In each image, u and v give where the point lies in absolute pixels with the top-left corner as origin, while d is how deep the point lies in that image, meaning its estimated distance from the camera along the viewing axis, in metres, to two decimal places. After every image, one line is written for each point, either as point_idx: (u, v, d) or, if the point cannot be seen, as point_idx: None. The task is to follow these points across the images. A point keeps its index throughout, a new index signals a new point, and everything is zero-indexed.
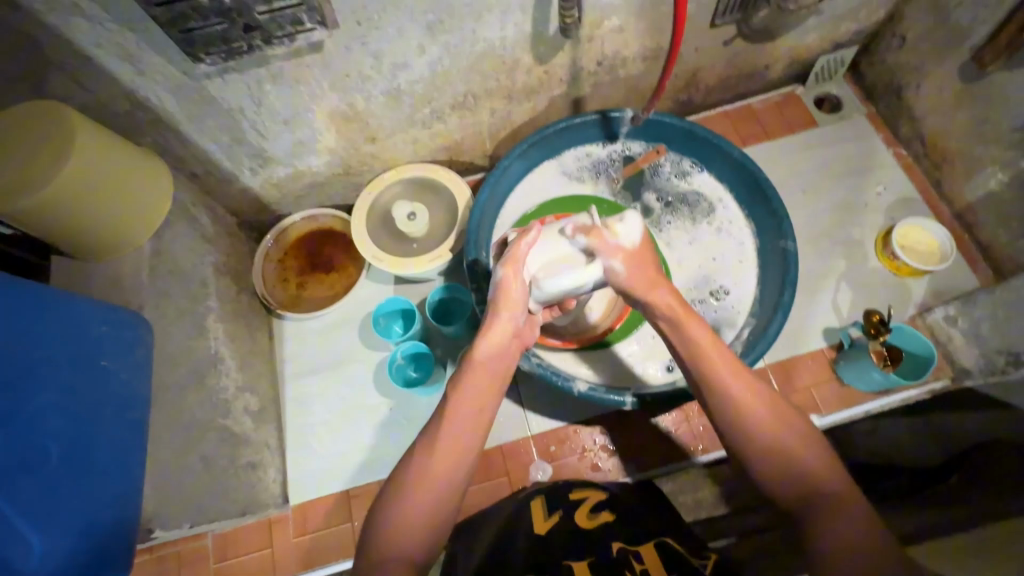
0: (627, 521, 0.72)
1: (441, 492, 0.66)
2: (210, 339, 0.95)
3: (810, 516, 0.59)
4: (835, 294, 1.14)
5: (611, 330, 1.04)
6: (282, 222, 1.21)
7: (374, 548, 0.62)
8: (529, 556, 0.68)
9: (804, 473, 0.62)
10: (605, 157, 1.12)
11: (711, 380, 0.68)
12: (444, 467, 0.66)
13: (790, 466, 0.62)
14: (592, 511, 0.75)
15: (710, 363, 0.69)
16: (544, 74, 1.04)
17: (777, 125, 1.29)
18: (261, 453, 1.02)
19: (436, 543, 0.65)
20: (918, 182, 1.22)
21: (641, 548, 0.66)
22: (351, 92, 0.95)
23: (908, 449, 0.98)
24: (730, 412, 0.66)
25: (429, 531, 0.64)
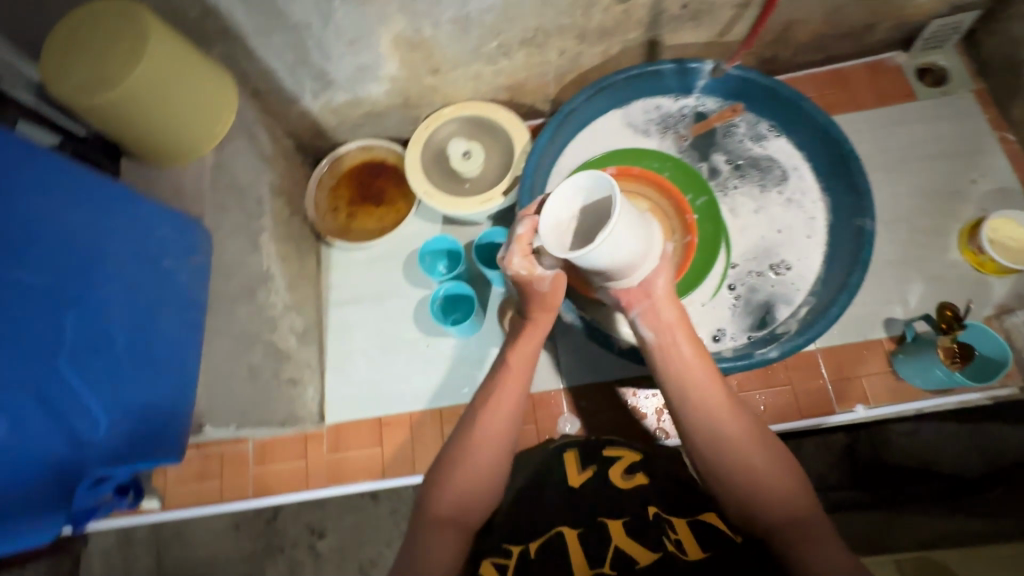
0: (662, 482, 0.74)
1: (500, 449, 0.70)
2: (262, 256, 0.97)
3: (789, 542, 0.59)
4: (905, 284, 1.06)
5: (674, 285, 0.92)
6: (337, 151, 1.22)
7: (430, 510, 0.66)
8: (567, 512, 0.71)
9: (772, 491, 0.63)
10: (676, 111, 1.05)
11: (683, 390, 0.71)
12: (500, 422, 0.71)
13: (773, 494, 0.63)
14: (628, 468, 0.76)
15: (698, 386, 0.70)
16: (623, 13, 0.97)
17: (868, 94, 1.18)
18: (303, 371, 1.07)
19: (497, 491, 0.70)
20: (1020, 173, 1.10)
21: (676, 517, 0.69)
22: (420, 17, 0.92)
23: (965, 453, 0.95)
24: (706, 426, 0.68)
25: (485, 492, 0.68)
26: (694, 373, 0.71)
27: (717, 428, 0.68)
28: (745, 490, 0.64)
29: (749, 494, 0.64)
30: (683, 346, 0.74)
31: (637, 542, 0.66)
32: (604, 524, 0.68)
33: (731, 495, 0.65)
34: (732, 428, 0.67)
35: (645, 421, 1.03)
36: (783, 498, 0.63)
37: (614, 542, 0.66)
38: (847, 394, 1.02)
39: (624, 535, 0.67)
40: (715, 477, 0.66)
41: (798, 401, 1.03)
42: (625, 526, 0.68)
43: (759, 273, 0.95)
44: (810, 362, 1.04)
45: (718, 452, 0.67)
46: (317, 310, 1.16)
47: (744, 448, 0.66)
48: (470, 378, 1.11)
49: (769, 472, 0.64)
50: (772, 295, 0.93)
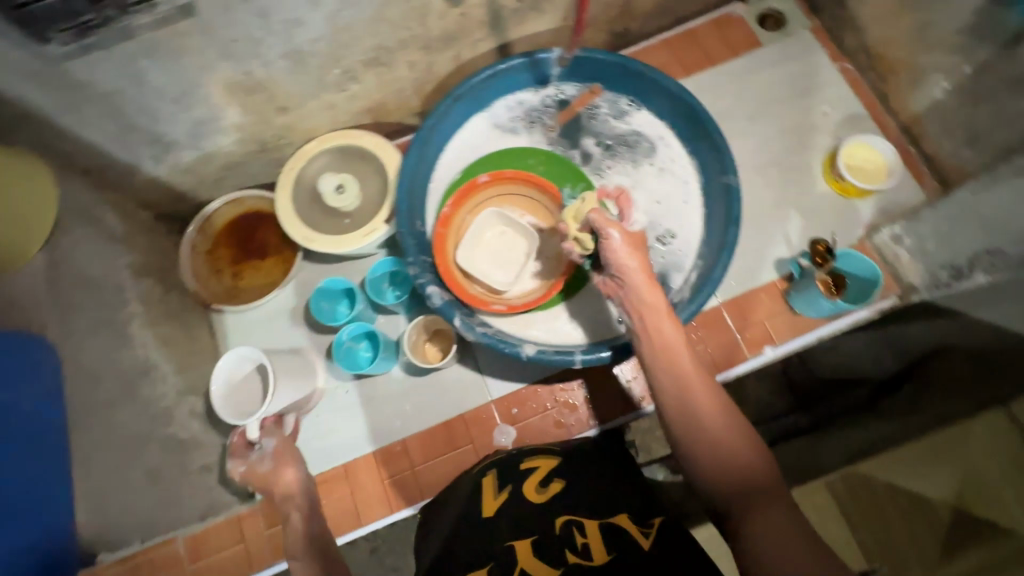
0: (573, 488, 0.77)
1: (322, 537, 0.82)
2: (137, 347, 0.89)
3: (750, 513, 0.58)
4: (785, 224, 1.12)
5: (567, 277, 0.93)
6: (204, 210, 1.13)
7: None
8: (482, 543, 0.73)
9: (740, 466, 0.62)
10: (539, 104, 1.04)
11: (665, 360, 0.70)
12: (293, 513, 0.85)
13: (741, 469, 0.61)
14: (542, 483, 0.79)
15: (681, 361, 0.69)
16: (461, 17, 0.94)
17: (719, 49, 1.22)
18: (217, 453, 1.00)
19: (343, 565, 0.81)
20: (864, 98, 1.18)
21: (584, 521, 0.72)
22: (246, 60, 0.85)
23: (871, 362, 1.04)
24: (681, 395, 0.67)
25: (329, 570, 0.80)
26: (673, 344, 0.71)
27: (696, 408, 0.66)
28: (716, 459, 0.62)
29: (721, 466, 0.62)
30: (665, 322, 0.73)
31: (544, 557, 0.69)
32: (513, 546, 0.71)
33: (702, 462, 0.63)
34: (703, 400, 0.66)
35: (577, 411, 1.04)
36: (748, 472, 0.61)
37: (521, 563, 0.68)
38: (755, 340, 1.07)
39: (531, 553, 0.69)
40: (687, 441, 0.65)
41: (713, 356, 1.06)
42: (534, 544, 0.70)
43: (648, 247, 0.97)
44: (715, 317, 1.08)
45: (692, 416, 0.65)
46: None
47: (716, 419, 0.65)
48: (398, 413, 1.07)
49: (738, 444, 0.63)
50: (664, 266, 0.96)
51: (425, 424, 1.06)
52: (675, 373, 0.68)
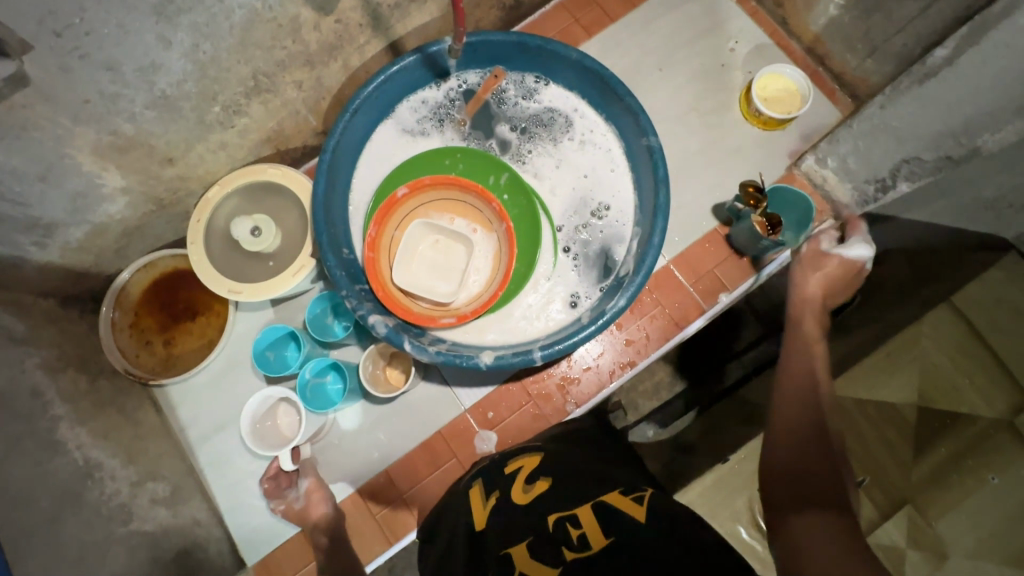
0: (563, 482, 0.73)
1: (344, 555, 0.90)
2: (71, 452, 0.82)
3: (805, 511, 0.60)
4: (715, 168, 1.12)
5: (512, 271, 0.89)
6: (115, 283, 1.04)
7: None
8: (471, 558, 0.67)
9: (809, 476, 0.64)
10: (443, 99, 0.99)
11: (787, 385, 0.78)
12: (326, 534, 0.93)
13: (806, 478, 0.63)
14: (527, 483, 0.75)
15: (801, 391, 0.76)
16: (337, 24, 0.87)
17: (616, 2, 1.19)
18: (193, 534, 0.94)
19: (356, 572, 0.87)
20: (765, 25, 1.17)
21: (577, 511, 0.67)
22: (107, 117, 0.77)
23: None
24: (786, 410, 0.74)
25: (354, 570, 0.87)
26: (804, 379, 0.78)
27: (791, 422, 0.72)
28: (797, 457, 0.67)
29: (798, 466, 0.66)
30: (802, 349, 0.82)
31: (541, 559, 0.62)
32: (508, 555, 0.64)
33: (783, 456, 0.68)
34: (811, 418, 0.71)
35: (552, 400, 1.03)
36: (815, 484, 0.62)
37: (519, 568, 0.62)
38: (710, 290, 1.07)
39: (527, 555, 0.63)
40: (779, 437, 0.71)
41: (671, 315, 1.06)
42: (529, 546, 0.64)
43: (585, 225, 0.95)
44: (665, 276, 1.07)
45: (795, 420, 0.72)
46: (181, 459, 1.02)
47: (809, 430, 0.70)
48: (373, 446, 1.03)
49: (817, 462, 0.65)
50: (605, 240, 0.94)
51: (404, 450, 1.03)
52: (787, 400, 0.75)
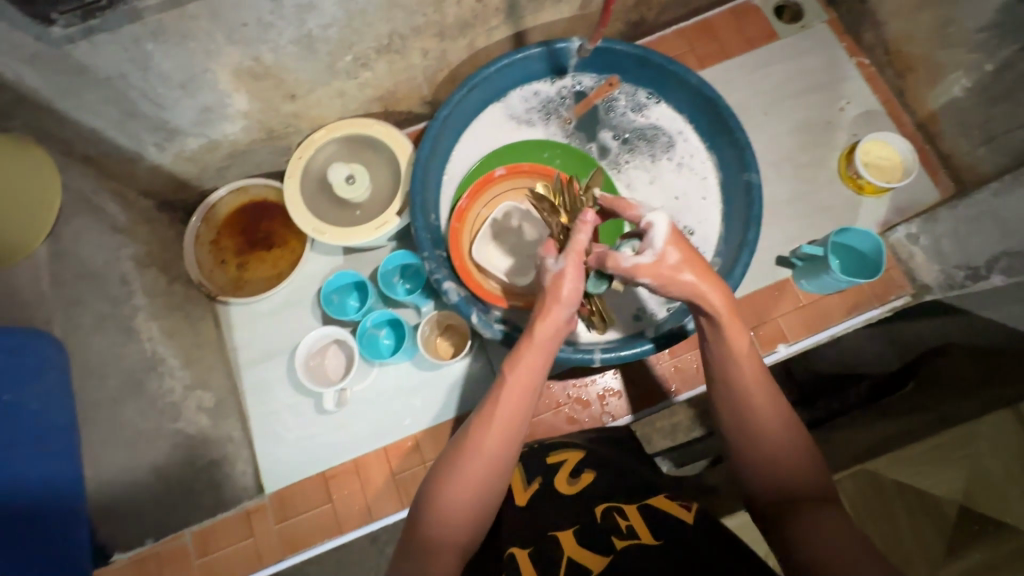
0: (606, 480, 0.75)
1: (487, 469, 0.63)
2: (143, 342, 0.87)
3: (790, 516, 0.58)
4: (797, 220, 1.11)
5: None
6: (208, 200, 1.10)
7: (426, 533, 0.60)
8: (519, 530, 0.69)
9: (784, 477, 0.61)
10: (555, 94, 1.01)
11: (723, 382, 0.68)
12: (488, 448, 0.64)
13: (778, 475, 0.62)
14: (572, 475, 0.77)
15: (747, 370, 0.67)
16: (477, 4, 0.91)
17: (734, 40, 1.21)
18: (225, 448, 0.98)
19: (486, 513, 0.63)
20: (880, 93, 1.17)
21: (625, 506, 0.69)
22: (256, 45, 0.82)
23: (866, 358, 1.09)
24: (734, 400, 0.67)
25: (475, 503, 0.62)
26: (746, 356, 0.68)
27: (752, 415, 0.65)
28: (768, 459, 0.63)
29: (773, 468, 0.62)
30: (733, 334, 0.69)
31: (589, 547, 0.63)
32: (554, 536, 0.66)
33: (763, 457, 0.63)
34: (767, 413, 0.65)
35: (589, 407, 1.04)
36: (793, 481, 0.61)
37: (566, 552, 0.64)
38: (770, 337, 1.06)
39: (574, 542, 0.65)
40: (740, 433, 0.66)
41: None
42: (576, 534, 0.66)
43: None
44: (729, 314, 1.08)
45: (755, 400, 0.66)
46: (227, 377, 1.06)
47: (784, 415, 0.65)
48: (409, 409, 1.05)
49: (782, 456, 0.63)
50: None
51: (437, 419, 1.04)
52: (734, 397, 0.67)
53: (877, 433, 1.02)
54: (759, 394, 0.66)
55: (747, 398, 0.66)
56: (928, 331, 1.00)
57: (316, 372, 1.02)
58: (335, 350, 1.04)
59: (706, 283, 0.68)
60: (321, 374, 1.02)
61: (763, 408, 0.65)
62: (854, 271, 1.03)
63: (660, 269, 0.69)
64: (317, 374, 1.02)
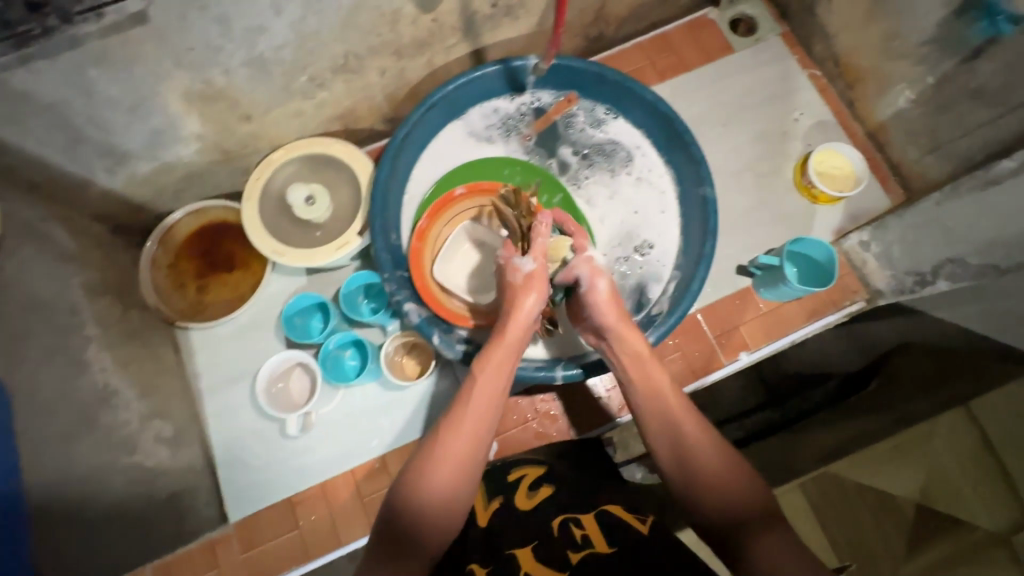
0: (565, 497, 0.75)
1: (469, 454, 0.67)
2: (94, 374, 0.84)
3: (745, 543, 0.58)
4: (756, 229, 1.14)
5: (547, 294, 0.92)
6: (164, 222, 1.07)
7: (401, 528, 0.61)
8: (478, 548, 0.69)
9: (732, 509, 0.61)
10: (514, 111, 1.02)
11: (655, 423, 0.71)
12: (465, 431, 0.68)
13: (725, 504, 0.62)
14: (531, 490, 0.77)
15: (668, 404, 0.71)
16: (433, 23, 0.91)
17: (692, 53, 1.23)
18: (185, 479, 0.95)
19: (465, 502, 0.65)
20: (832, 104, 1.20)
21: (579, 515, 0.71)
22: (205, 68, 0.80)
23: (834, 359, 1.10)
24: (665, 439, 0.69)
25: (456, 490, 0.64)
26: (669, 389, 0.73)
27: (688, 451, 0.67)
28: (710, 494, 0.63)
29: (717, 500, 0.62)
30: (648, 364, 0.77)
31: (548, 564, 0.65)
32: (514, 555, 0.66)
33: (700, 491, 0.64)
34: (698, 444, 0.67)
35: (557, 421, 1.05)
36: (738, 508, 0.61)
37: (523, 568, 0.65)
38: (732, 346, 1.08)
39: (533, 559, 0.66)
40: (677, 467, 0.67)
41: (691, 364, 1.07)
42: (534, 550, 0.67)
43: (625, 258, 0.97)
44: (692, 324, 1.09)
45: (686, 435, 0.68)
46: (188, 404, 1.03)
47: (711, 446, 0.67)
48: (376, 431, 1.04)
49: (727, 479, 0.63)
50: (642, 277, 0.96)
51: (404, 440, 1.03)
52: (667, 439, 0.69)
53: (857, 427, 1.00)
54: (692, 428, 0.68)
55: (681, 431, 0.69)
56: (891, 335, 1.03)
57: (279, 398, 1.00)
58: (297, 374, 1.01)
59: (621, 324, 0.80)
60: (281, 400, 1.00)
61: (691, 437, 0.68)
62: (805, 278, 1.07)
63: (603, 285, 0.82)
64: (279, 400, 1.00)
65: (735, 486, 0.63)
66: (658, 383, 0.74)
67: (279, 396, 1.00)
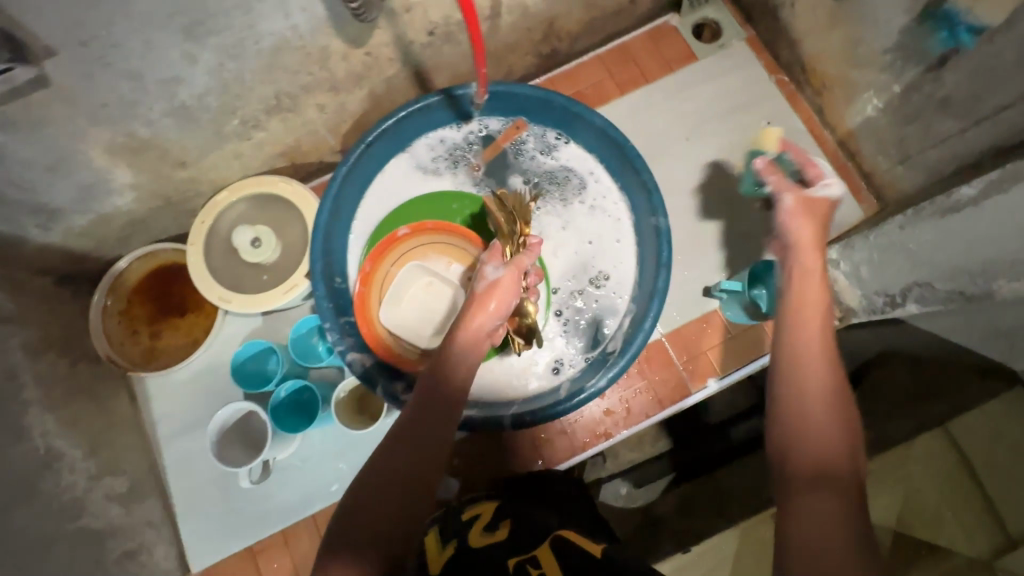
0: (522, 535, 0.76)
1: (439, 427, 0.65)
2: (35, 439, 0.82)
3: (828, 493, 0.51)
4: (723, 248, 1.09)
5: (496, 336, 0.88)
6: (114, 269, 1.06)
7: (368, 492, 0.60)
8: None
9: (822, 461, 0.54)
10: (461, 140, 0.98)
11: (787, 351, 0.61)
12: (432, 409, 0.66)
13: (815, 454, 0.54)
14: (484, 530, 0.78)
15: (802, 347, 0.61)
16: (366, 57, 0.87)
17: (653, 64, 1.18)
18: (141, 534, 0.94)
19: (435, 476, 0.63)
20: (801, 112, 1.15)
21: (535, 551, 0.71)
22: (124, 122, 0.77)
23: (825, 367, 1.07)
24: (788, 365, 0.60)
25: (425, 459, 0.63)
26: (820, 335, 0.62)
27: (801, 384, 0.58)
28: (814, 435, 0.55)
29: (822, 444, 0.54)
30: (806, 313, 0.65)
31: None
32: None
33: (809, 423, 0.56)
34: (815, 386, 0.58)
35: (521, 456, 1.03)
36: (822, 463, 0.53)
37: None
38: (699, 372, 1.05)
39: None
40: (791, 390, 0.58)
41: (658, 394, 1.04)
42: None
43: (580, 291, 0.94)
44: (657, 350, 1.06)
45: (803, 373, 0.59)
46: (144, 454, 1.02)
47: (832, 394, 0.57)
48: (335, 474, 1.02)
49: (831, 435, 0.55)
50: (597, 310, 0.93)
51: None
52: (789, 377, 0.60)
53: None
54: (816, 373, 0.59)
55: (804, 365, 0.60)
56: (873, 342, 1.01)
57: (234, 446, 0.96)
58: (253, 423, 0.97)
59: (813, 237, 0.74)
60: (234, 451, 0.96)
61: (811, 383, 0.58)
62: None
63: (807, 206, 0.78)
64: (235, 450, 0.96)
65: (835, 441, 0.55)
66: (805, 327, 0.63)
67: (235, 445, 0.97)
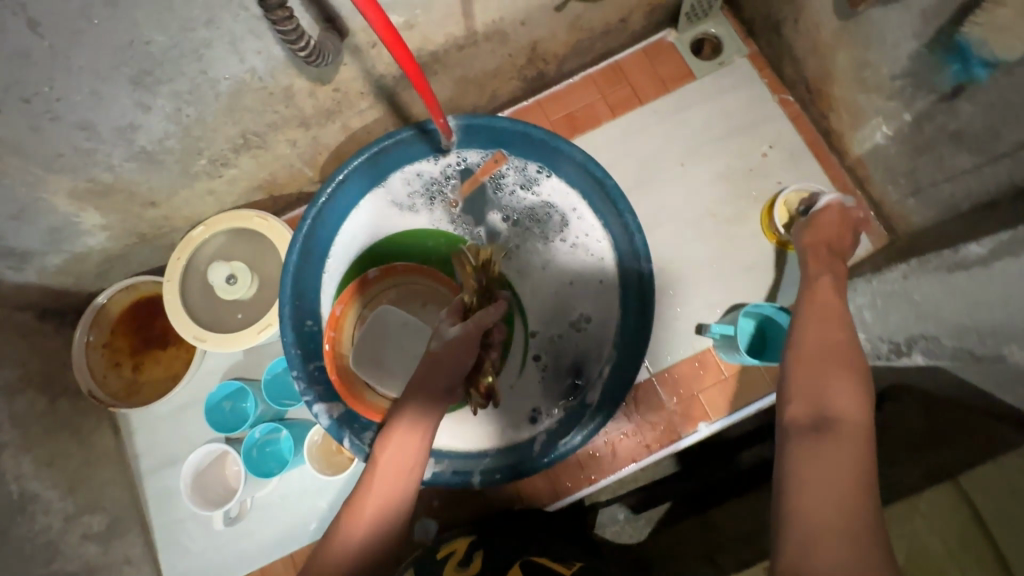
0: (493, 561, 0.80)
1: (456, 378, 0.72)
2: (9, 483, 0.82)
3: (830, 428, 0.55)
4: (718, 281, 1.04)
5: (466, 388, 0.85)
6: (96, 302, 1.04)
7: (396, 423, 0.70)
8: None
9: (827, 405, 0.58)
10: (438, 174, 0.94)
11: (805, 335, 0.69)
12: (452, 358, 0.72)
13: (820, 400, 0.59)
14: (459, 563, 0.80)
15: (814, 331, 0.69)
16: (336, 92, 0.84)
17: (647, 83, 1.12)
18: (120, 573, 0.94)
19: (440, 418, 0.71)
20: (805, 134, 1.07)
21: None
22: (83, 168, 0.75)
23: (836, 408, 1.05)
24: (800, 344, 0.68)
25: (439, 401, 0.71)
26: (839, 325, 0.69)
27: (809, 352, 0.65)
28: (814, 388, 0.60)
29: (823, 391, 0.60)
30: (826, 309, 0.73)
31: None
32: None
33: (809, 377, 0.62)
34: (822, 354, 0.64)
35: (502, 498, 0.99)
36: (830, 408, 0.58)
37: None
38: (690, 415, 0.99)
39: None
40: (800, 358, 0.65)
41: (646, 439, 0.99)
42: None
43: (560, 334, 0.90)
44: (647, 390, 1.01)
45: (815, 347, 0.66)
46: (127, 489, 1.02)
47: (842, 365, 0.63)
48: (315, 512, 1.00)
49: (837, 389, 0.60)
50: (579, 354, 0.89)
51: None
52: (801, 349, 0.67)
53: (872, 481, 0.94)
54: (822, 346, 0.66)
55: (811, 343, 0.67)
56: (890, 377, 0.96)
57: (211, 484, 0.97)
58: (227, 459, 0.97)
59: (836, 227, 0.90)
60: (211, 488, 0.97)
61: (816, 351, 0.65)
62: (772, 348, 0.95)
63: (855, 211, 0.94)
64: (211, 488, 0.97)
65: (853, 400, 0.58)
66: (831, 317, 0.71)
67: (212, 483, 0.97)
